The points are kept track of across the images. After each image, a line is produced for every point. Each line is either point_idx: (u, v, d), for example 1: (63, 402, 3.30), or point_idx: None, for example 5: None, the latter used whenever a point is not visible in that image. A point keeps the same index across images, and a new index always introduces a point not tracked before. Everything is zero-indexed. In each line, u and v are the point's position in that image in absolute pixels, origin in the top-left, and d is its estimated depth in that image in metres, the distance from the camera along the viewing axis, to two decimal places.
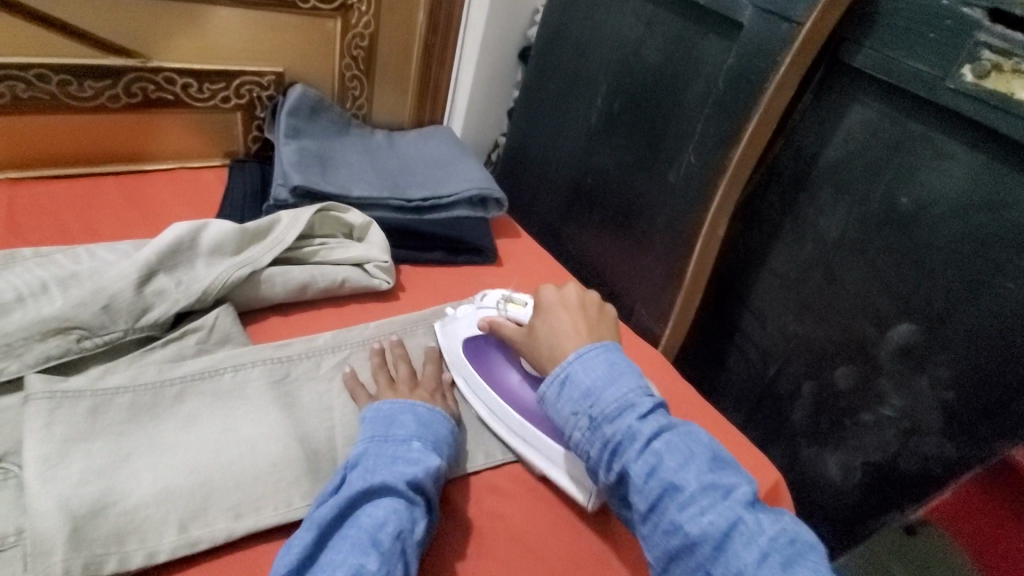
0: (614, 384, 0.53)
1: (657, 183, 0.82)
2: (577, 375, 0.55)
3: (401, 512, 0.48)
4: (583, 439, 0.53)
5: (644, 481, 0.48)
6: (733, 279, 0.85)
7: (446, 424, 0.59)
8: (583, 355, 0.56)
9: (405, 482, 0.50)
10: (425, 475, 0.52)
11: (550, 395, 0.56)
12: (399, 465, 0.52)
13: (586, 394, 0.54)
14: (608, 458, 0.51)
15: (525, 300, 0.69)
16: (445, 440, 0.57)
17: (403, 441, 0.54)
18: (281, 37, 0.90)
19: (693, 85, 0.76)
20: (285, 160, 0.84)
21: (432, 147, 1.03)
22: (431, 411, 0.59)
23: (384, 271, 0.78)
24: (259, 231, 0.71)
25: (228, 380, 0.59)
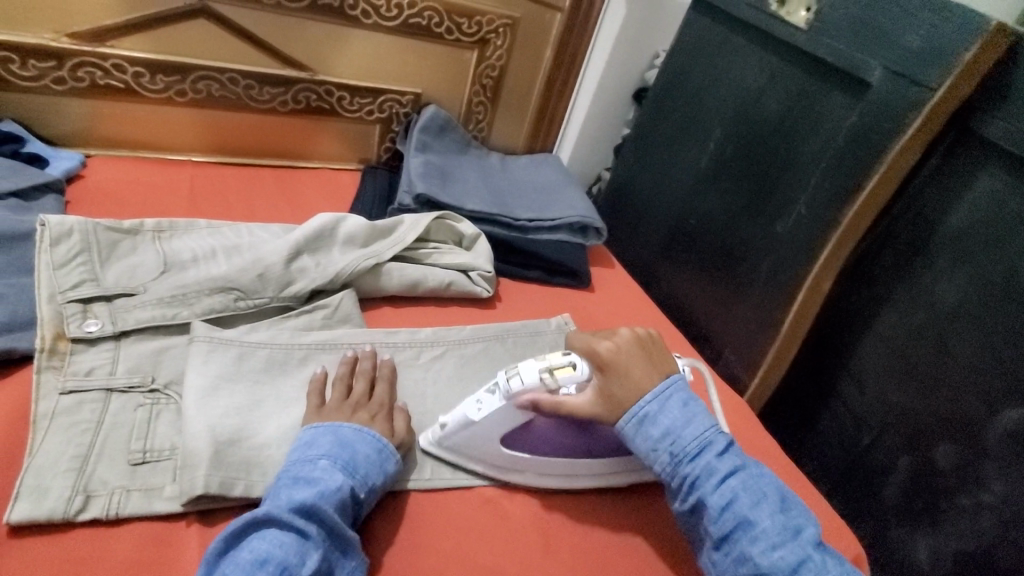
0: (691, 423, 0.55)
1: (762, 232, 0.83)
2: (654, 412, 0.56)
3: (288, 545, 0.46)
4: (660, 470, 0.55)
5: (719, 514, 0.52)
6: (832, 337, 0.82)
7: (372, 445, 0.56)
8: (660, 394, 0.56)
9: (293, 509, 0.47)
10: (320, 500, 0.49)
11: (627, 429, 0.56)
12: (298, 490, 0.49)
13: (665, 431, 0.55)
14: (687, 491, 0.54)
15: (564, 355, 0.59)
16: (365, 460, 0.54)
17: (311, 462, 0.52)
18: (424, 63, 1.01)
19: (812, 139, 0.76)
20: (413, 170, 0.94)
21: (542, 174, 1.10)
22: (357, 430, 0.56)
23: (486, 281, 0.84)
24: (385, 229, 0.80)
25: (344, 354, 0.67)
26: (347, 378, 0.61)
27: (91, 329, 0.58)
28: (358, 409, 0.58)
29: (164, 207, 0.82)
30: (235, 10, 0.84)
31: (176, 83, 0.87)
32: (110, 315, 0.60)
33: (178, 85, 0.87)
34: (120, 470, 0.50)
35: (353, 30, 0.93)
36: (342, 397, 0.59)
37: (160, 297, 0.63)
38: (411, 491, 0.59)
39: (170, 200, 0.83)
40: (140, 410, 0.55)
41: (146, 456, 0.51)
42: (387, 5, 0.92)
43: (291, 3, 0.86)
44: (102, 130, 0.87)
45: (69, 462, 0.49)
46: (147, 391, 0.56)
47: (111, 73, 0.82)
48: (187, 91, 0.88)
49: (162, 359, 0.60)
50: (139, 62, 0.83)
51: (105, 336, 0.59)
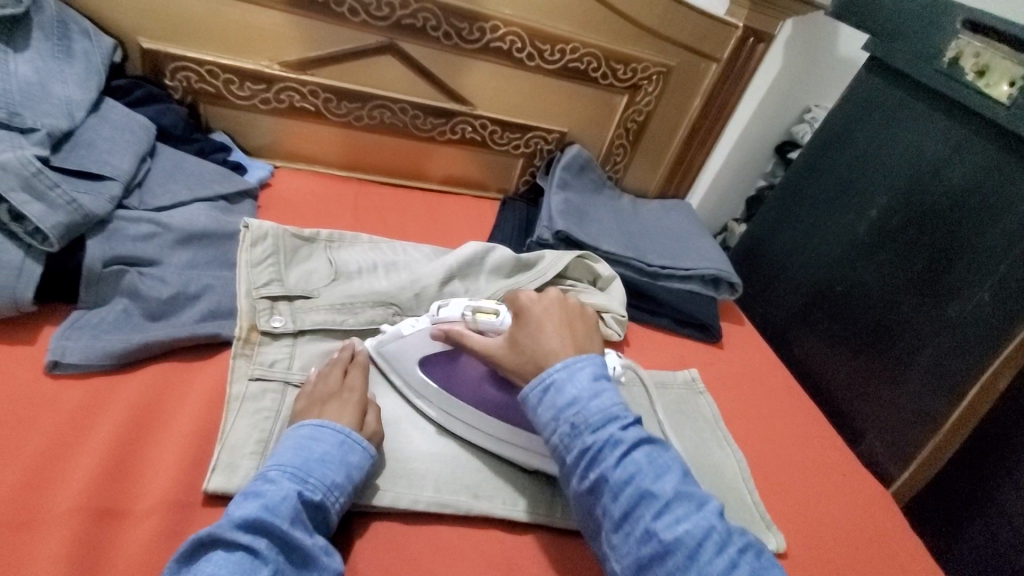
0: (599, 394, 0.51)
1: (932, 312, 0.76)
2: (562, 383, 0.52)
3: (236, 565, 0.42)
4: (561, 445, 0.51)
5: (620, 489, 0.47)
6: (998, 439, 0.73)
7: (332, 440, 0.52)
8: (569, 363, 0.54)
9: (239, 524, 0.44)
10: (268, 511, 0.45)
11: (533, 399, 0.53)
12: (246, 502, 0.46)
13: (570, 401, 0.51)
14: (585, 467, 0.49)
15: (495, 307, 0.62)
16: (325, 461, 0.50)
17: (263, 471, 0.49)
18: (575, 104, 1.05)
19: (1005, 220, 0.69)
20: (552, 206, 0.97)
21: (673, 220, 1.09)
22: (315, 428, 0.53)
23: (617, 324, 0.84)
24: (528, 262, 0.83)
25: None
26: (324, 371, 0.60)
27: (276, 325, 0.65)
28: (328, 403, 0.57)
29: (333, 220, 0.90)
30: (418, 49, 0.93)
31: (356, 109, 0.96)
32: (292, 313, 0.67)
33: (357, 111, 0.97)
34: None
35: (518, 71, 0.98)
36: (316, 389, 0.58)
37: (332, 303, 0.69)
38: (542, 532, 0.59)
39: (338, 213, 0.92)
40: None
41: None
42: (551, 50, 0.97)
43: (466, 44, 0.93)
44: (288, 145, 0.99)
45: (253, 445, 0.54)
46: None
47: (306, 97, 0.93)
48: (364, 116, 0.97)
49: None
50: (330, 89, 0.93)
51: (286, 332, 0.66)
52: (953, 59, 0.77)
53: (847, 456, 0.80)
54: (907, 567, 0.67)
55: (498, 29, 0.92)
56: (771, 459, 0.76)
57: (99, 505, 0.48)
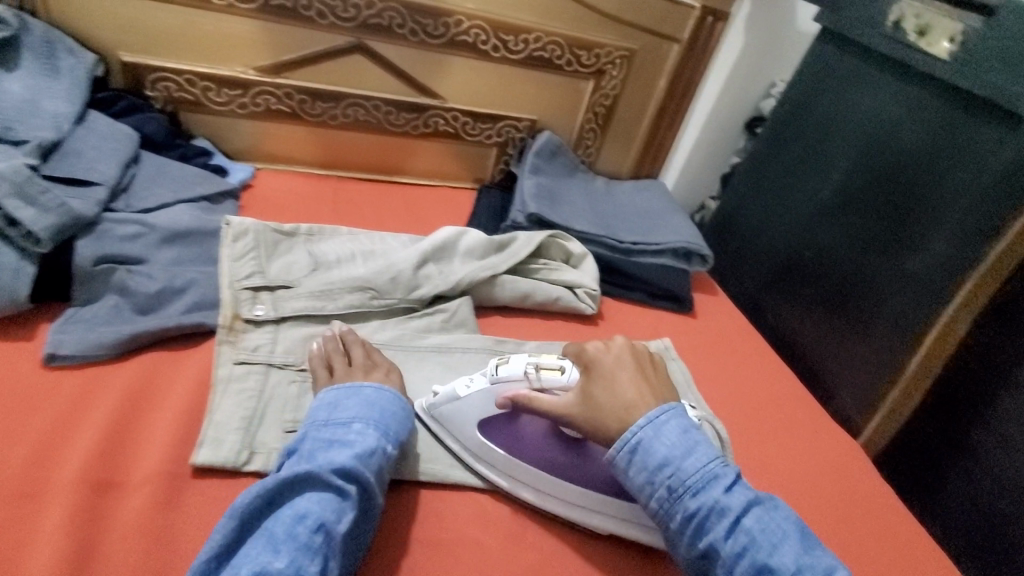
0: (693, 454, 0.54)
1: (891, 267, 0.79)
2: (651, 443, 0.54)
3: (327, 502, 0.49)
4: (662, 510, 0.53)
5: (734, 560, 0.50)
6: (964, 388, 0.76)
7: (394, 403, 0.60)
8: (654, 420, 0.56)
9: (333, 470, 0.51)
10: (356, 461, 0.52)
11: (622, 461, 0.55)
12: (335, 452, 0.53)
13: (663, 462, 0.54)
14: (693, 533, 0.52)
15: (561, 364, 0.61)
16: (393, 422, 0.58)
17: (342, 425, 0.56)
18: (543, 93, 1.08)
19: (953, 173, 0.72)
20: (526, 191, 1.00)
21: (647, 199, 1.12)
22: (376, 390, 0.60)
23: (591, 298, 0.87)
24: (500, 244, 0.86)
25: (457, 357, 0.74)
26: (337, 349, 0.65)
27: (258, 313, 0.69)
28: (368, 372, 0.63)
29: (313, 215, 0.94)
30: (386, 46, 0.96)
31: (330, 108, 1.00)
32: (273, 302, 0.71)
33: (331, 110, 1.00)
34: (276, 434, 0.59)
35: (484, 63, 1.02)
36: (343, 365, 0.63)
37: (311, 290, 0.73)
38: (516, 492, 0.62)
39: (318, 209, 0.96)
40: (292, 385, 0.64)
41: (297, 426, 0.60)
42: (515, 40, 1.00)
43: (432, 39, 0.97)
44: (268, 147, 1.02)
45: (238, 421, 0.58)
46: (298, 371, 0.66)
47: (282, 100, 0.97)
48: (339, 115, 1.01)
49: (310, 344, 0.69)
50: (305, 90, 0.97)
51: (268, 319, 0.69)
52: (896, 22, 0.80)
53: (819, 413, 0.83)
54: (872, 512, 0.70)
55: (462, 23, 0.96)
56: (740, 417, 0.79)
57: (95, 478, 0.52)
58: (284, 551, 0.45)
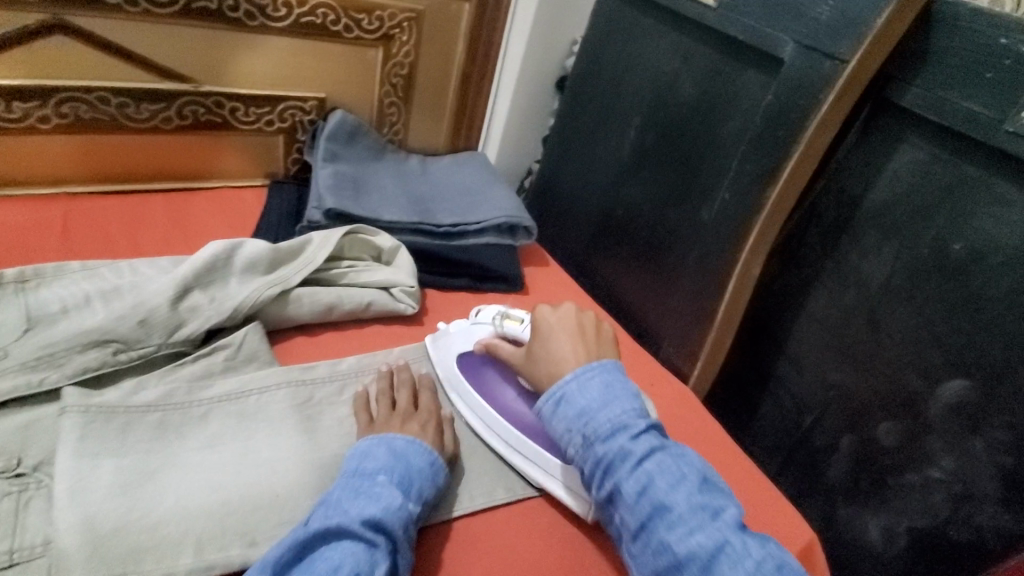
0: (608, 403, 0.53)
1: (690, 218, 0.80)
2: (572, 395, 0.54)
3: (359, 554, 0.46)
4: (577, 456, 0.53)
5: (634, 500, 0.48)
6: (766, 320, 0.81)
7: (423, 457, 0.56)
8: (580, 374, 0.55)
9: (362, 521, 0.47)
10: (385, 513, 0.49)
11: (547, 411, 0.55)
12: (363, 502, 0.49)
13: (580, 411, 0.53)
14: (600, 477, 0.51)
15: (523, 317, 0.68)
16: (420, 474, 0.54)
17: (369, 477, 0.52)
18: (325, 65, 0.94)
19: (730, 119, 0.74)
20: (321, 183, 0.87)
21: (466, 173, 1.05)
22: (408, 442, 0.56)
23: (410, 296, 0.78)
24: (291, 251, 0.72)
25: (254, 402, 0.61)
26: (389, 393, 0.64)
27: None
28: (408, 420, 0.60)
29: (33, 253, 0.73)
30: (99, 22, 0.76)
31: (36, 108, 0.77)
32: None
33: (39, 110, 0.77)
34: None
35: (244, 35, 0.85)
36: (387, 411, 0.61)
37: (23, 360, 0.56)
38: None
39: (40, 244, 0.74)
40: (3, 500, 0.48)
41: (12, 557, 0.45)
42: (274, 4, 0.84)
43: (160, 8, 0.78)
44: None
45: None
46: (9, 478, 0.50)
47: None
48: (52, 116, 0.78)
49: (30, 434, 0.53)
50: None
51: None
52: None
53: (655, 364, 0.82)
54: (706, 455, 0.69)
55: None
56: None
57: None
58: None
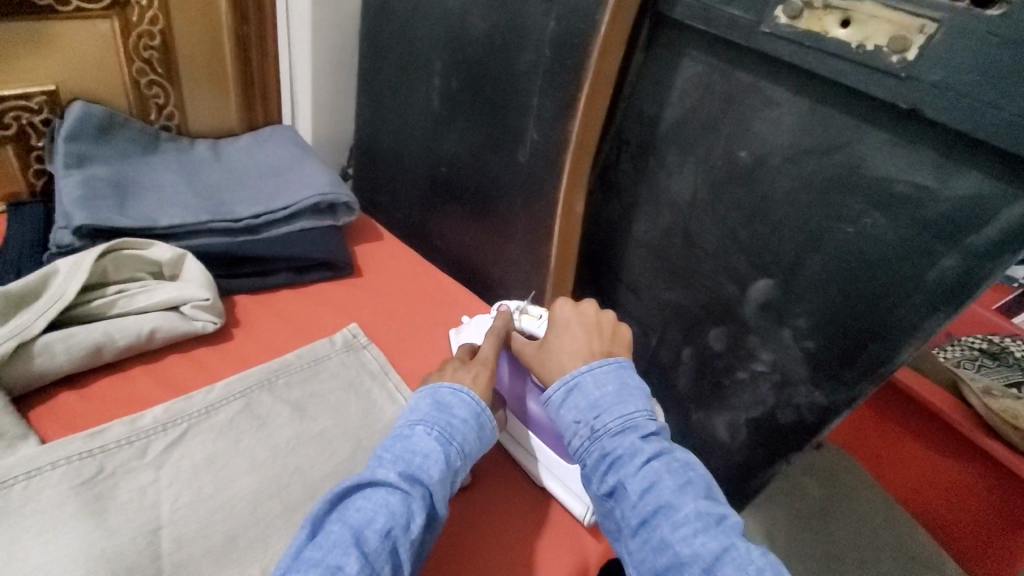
0: (623, 400, 0.54)
1: (507, 165, 0.76)
2: (585, 386, 0.55)
3: (392, 507, 0.47)
4: (582, 448, 0.54)
5: (639, 497, 0.49)
6: (601, 254, 0.81)
7: (470, 407, 0.56)
8: (593, 367, 0.57)
9: (398, 474, 0.49)
10: (428, 466, 0.50)
11: (556, 399, 0.57)
12: (411, 457, 0.50)
13: (592, 404, 0.55)
14: (604, 470, 0.52)
15: (540, 312, 0.66)
16: (462, 425, 0.54)
17: (409, 427, 0.53)
18: (45, 50, 0.75)
19: (523, 54, 0.69)
20: (65, 197, 0.70)
21: (269, 152, 0.92)
22: (455, 392, 0.56)
23: (208, 311, 0.66)
24: (28, 291, 0.59)
25: (19, 494, 0.48)
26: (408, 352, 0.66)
27: None
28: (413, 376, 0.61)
29: None
30: None
31: None
32: None
33: None
34: None
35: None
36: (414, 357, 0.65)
37: None
38: None
39: None
40: None
41: None
42: None
43: None
44: None
45: None
46: None
47: None
48: None
49: None
50: None
51: None
52: None
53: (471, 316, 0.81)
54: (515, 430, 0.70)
55: None
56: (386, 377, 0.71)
57: None
58: (354, 556, 0.43)
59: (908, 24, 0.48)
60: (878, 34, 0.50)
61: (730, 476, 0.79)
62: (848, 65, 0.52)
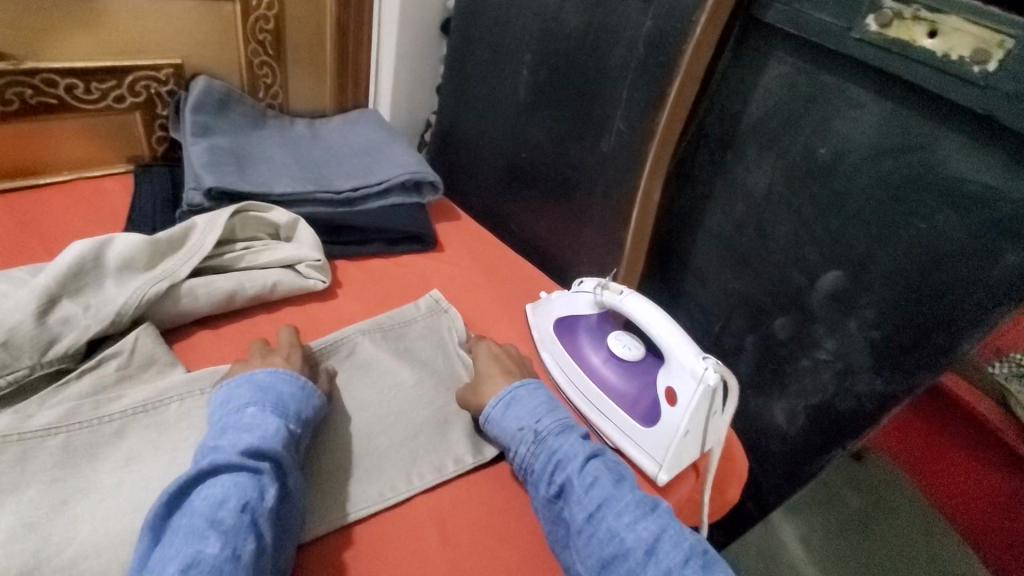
0: (555, 410, 0.61)
1: (590, 153, 0.82)
2: (522, 398, 0.62)
3: (243, 484, 0.47)
4: (528, 454, 0.58)
5: (584, 493, 0.54)
6: (671, 242, 0.86)
7: (293, 383, 0.58)
8: (528, 385, 0.64)
9: (240, 454, 0.48)
10: (265, 441, 0.50)
11: (496, 414, 0.62)
12: (237, 437, 0.50)
13: (529, 413, 0.61)
14: (551, 471, 0.56)
15: (621, 287, 0.69)
16: (291, 399, 0.56)
17: (239, 410, 0.53)
18: (176, 26, 0.83)
19: (615, 49, 0.74)
20: (195, 161, 0.78)
21: (360, 132, 0.99)
22: (273, 374, 0.58)
23: (318, 270, 0.74)
24: (173, 241, 0.66)
25: (174, 411, 0.56)
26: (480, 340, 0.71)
27: None
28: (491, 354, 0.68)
29: None
30: None
31: None
32: None
33: None
34: None
35: (83, 4, 0.75)
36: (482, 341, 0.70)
37: None
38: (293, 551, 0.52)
39: None
40: None
41: None
42: None
43: None
44: None
45: None
46: None
47: None
48: None
49: None
50: None
51: None
52: None
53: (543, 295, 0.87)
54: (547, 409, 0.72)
55: None
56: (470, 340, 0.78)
57: None
58: (214, 538, 0.43)
59: (988, 37, 0.52)
60: (961, 45, 0.54)
61: (784, 459, 0.84)
62: (931, 72, 0.56)
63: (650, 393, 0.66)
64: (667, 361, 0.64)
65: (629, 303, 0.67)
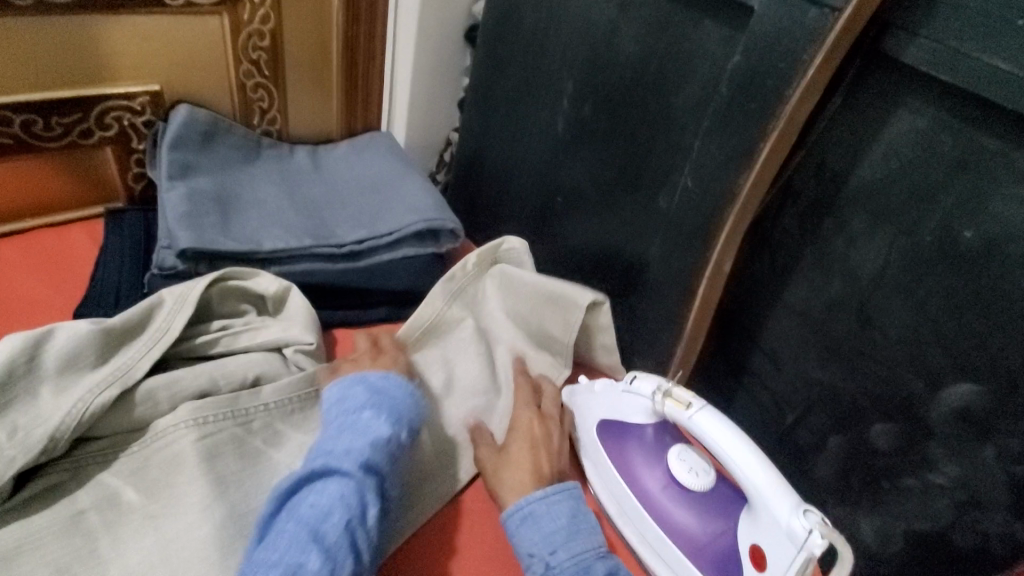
0: (576, 539, 0.50)
1: (644, 208, 0.66)
2: (539, 515, 0.51)
3: (348, 496, 0.45)
4: None
5: None
6: (737, 313, 0.71)
7: (403, 388, 0.56)
8: (549, 495, 0.52)
9: (354, 463, 0.47)
10: (375, 453, 0.49)
11: (510, 525, 0.51)
12: (352, 441, 0.49)
13: (546, 537, 0.50)
14: None
15: (689, 397, 0.54)
16: (403, 404, 0.54)
17: (355, 414, 0.52)
18: (150, 46, 0.69)
19: (686, 87, 0.59)
20: (169, 212, 0.66)
21: (369, 163, 0.84)
22: (384, 376, 0.56)
23: (308, 355, 0.60)
24: (130, 327, 0.54)
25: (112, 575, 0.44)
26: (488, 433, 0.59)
27: None
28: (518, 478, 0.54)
29: None
30: None
31: None
32: None
33: None
34: None
35: (16, 18, 0.61)
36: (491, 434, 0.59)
37: None
38: None
39: None
40: None
41: None
42: None
43: None
44: None
45: None
46: None
47: None
48: None
49: None
50: None
51: None
52: None
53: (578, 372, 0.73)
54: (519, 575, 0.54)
55: None
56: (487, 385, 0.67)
57: None
58: (315, 552, 0.42)
59: None
60: None
61: None
62: None
63: (726, 540, 0.52)
64: (750, 505, 0.50)
65: (701, 423, 0.52)
